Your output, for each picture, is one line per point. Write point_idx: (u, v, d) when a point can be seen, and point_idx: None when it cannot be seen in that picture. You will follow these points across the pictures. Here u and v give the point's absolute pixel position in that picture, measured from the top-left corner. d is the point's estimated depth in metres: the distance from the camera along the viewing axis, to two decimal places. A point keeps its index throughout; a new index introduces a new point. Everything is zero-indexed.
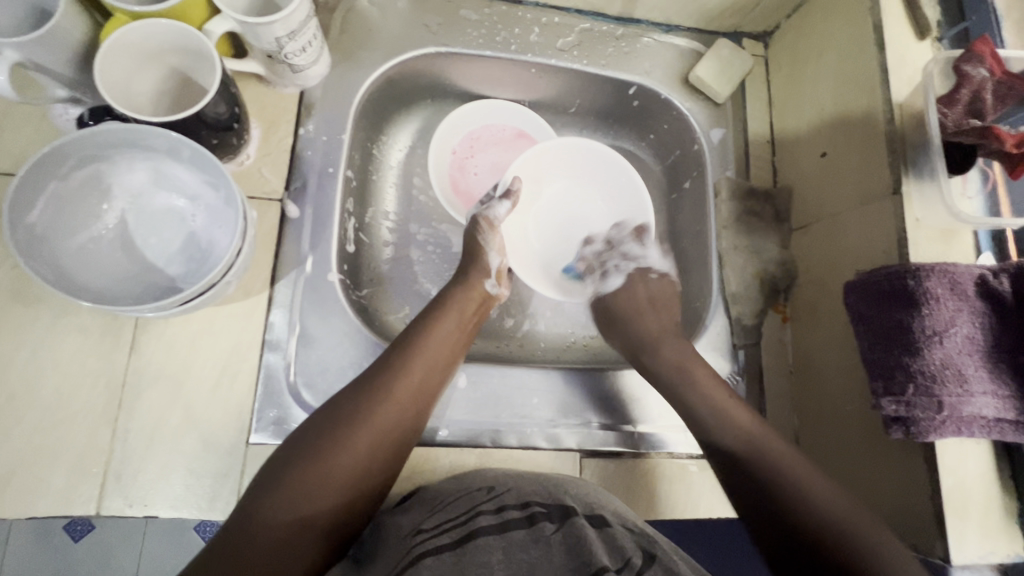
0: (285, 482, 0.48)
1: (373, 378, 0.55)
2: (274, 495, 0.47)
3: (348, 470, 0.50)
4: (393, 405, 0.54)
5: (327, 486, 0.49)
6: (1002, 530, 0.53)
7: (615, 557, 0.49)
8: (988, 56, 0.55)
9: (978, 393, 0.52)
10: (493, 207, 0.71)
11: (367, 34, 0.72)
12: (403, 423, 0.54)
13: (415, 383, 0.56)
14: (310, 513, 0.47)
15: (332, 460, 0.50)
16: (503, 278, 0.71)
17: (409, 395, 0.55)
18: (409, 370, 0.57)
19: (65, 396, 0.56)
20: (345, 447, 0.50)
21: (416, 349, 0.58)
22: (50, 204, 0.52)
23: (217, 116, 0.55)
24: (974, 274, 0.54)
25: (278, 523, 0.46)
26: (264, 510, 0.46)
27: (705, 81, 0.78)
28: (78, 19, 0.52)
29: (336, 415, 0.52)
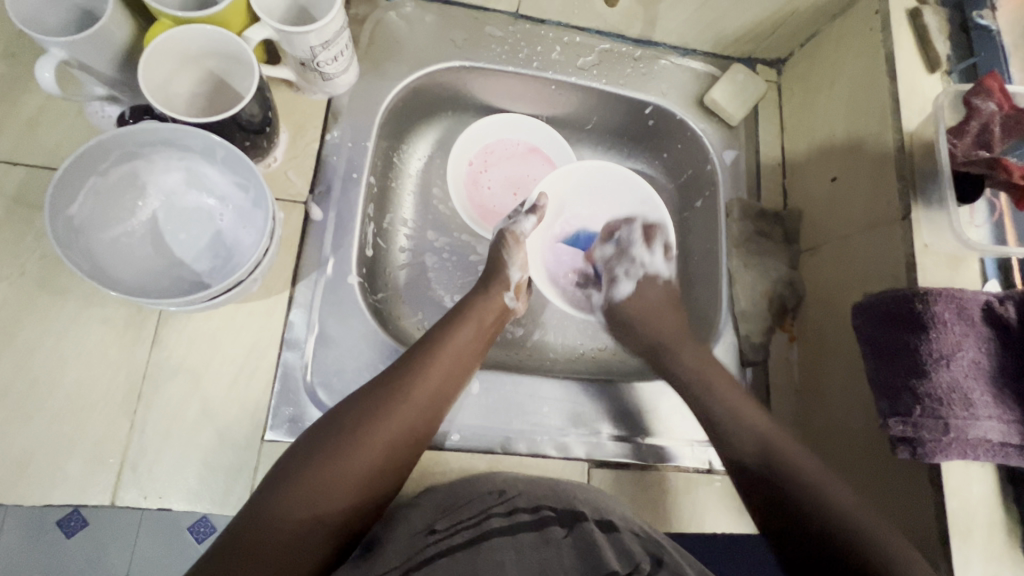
0: (301, 477, 0.49)
1: (391, 379, 0.56)
2: (289, 491, 0.48)
3: (364, 467, 0.51)
4: (411, 406, 0.55)
5: (345, 481, 0.50)
6: (1007, 554, 0.54)
7: (622, 560, 0.50)
8: (997, 91, 0.58)
9: (983, 417, 0.53)
10: (520, 222, 0.73)
11: (394, 47, 0.74)
12: (419, 425, 0.55)
13: (433, 387, 0.57)
14: (328, 507, 0.48)
15: (350, 457, 0.51)
16: (520, 292, 0.72)
17: (425, 398, 0.57)
18: (426, 373, 0.58)
19: (86, 385, 0.57)
20: (362, 445, 0.51)
21: (434, 353, 0.60)
22: (88, 198, 0.54)
23: (251, 119, 0.57)
24: (980, 300, 0.56)
25: (294, 516, 0.47)
26: (280, 502, 0.47)
27: (720, 104, 0.80)
28: (125, 21, 0.54)
29: (353, 413, 0.53)
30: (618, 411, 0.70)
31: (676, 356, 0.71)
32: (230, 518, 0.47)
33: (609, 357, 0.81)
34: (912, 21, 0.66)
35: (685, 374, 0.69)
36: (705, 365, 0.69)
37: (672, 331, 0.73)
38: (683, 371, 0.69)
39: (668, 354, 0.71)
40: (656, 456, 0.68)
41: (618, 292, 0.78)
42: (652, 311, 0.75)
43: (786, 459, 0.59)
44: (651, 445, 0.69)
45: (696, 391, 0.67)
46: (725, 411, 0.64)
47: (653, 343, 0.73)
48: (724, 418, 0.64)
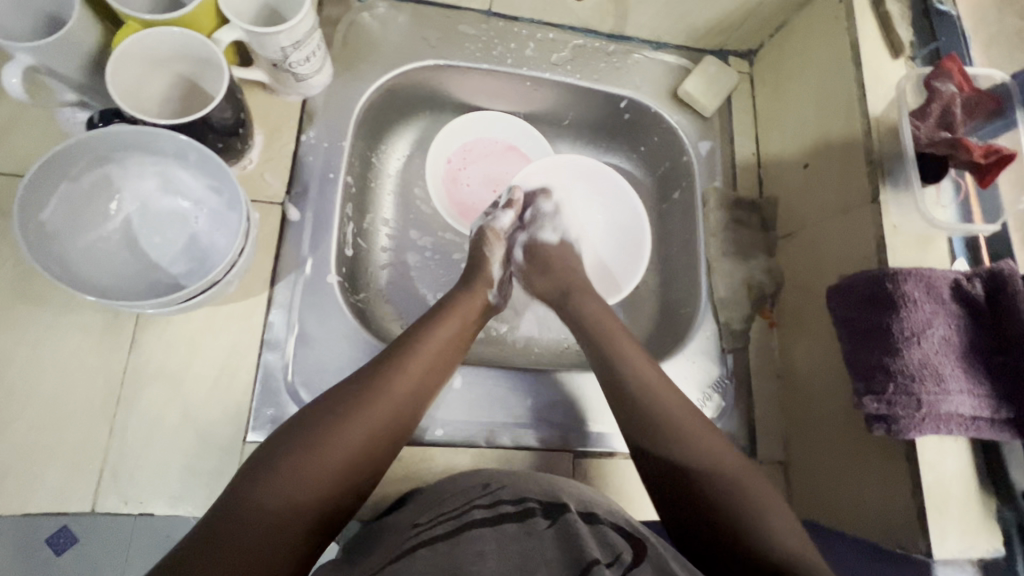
0: (280, 472, 0.48)
1: (371, 375, 0.56)
2: (264, 491, 0.47)
3: (343, 462, 0.51)
4: (390, 400, 0.55)
5: (324, 476, 0.49)
6: (982, 526, 0.55)
7: (606, 551, 0.49)
8: (955, 73, 0.59)
9: (954, 391, 0.54)
10: (497, 217, 0.76)
11: (368, 47, 0.75)
12: (398, 420, 0.55)
13: (413, 382, 0.57)
14: (306, 502, 0.48)
15: (329, 451, 0.50)
16: (503, 290, 0.73)
17: (404, 392, 0.57)
18: (407, 369, 0.58)
19: (63, 392, 0.57)
20: (342, 440, 0.51)
21: (415, 348, 0.60)
22: (62, 204, 0.54)
23: (223, 121, 0.57)
24: (948, 278, 0.57)
25: (271, 511, 0.46)
26: (257, 498, 0.46)
27: (694, 96, 0.81)
28: (93, 27, 0.54)
29: (333, 408, 0.53)
30: (600, 402, 0.70)
31: (576, 306, 0.71)
32: (201, 520, 0.46)
33: None
34: (876, 8, 0.67)
35: (638, 398, 0.60)
36: (658, 388, 0.60)
37: (605, 322, 0.68)
38: (632, 390, 0.60)
39: (630, 371, 0.62)
40: None
41: (544, 236, 0.79)
42: (543, 258, 0.76)
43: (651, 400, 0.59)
44: None
45: (649, 409, 0.58)
46: (675, 432, 0.56)
47: (572, 318, 0.70)
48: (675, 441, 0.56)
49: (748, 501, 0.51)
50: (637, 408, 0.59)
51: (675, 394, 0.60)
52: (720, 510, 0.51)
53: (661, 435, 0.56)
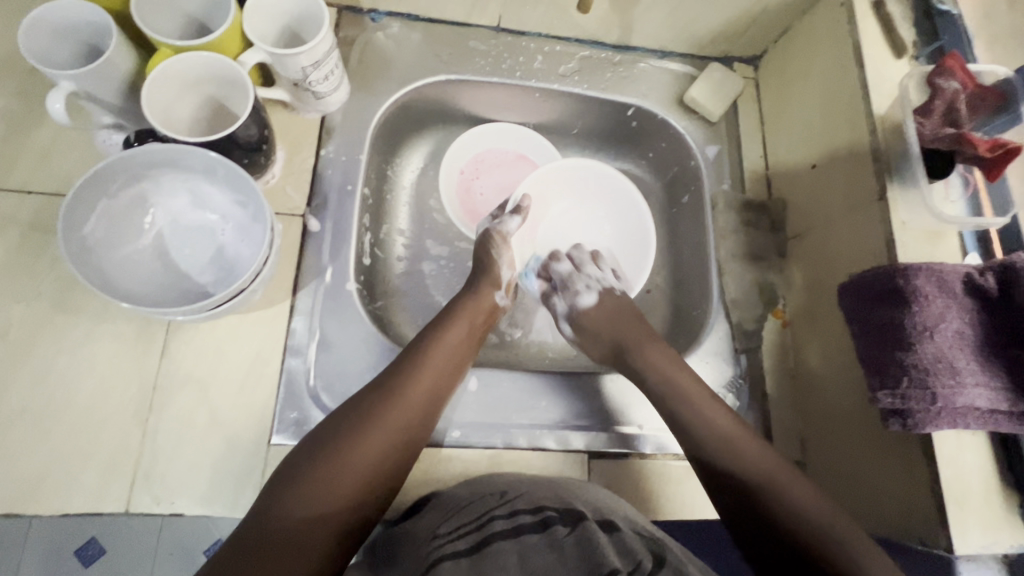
0: (312, 476, 0.50)
1: (390, 380, 0.58)
2: (288, 501, 0.49)
3: (369, 465, 0.53)
4: (409, 405, 0.57)
5: (351, 479, 0.51)
6: (1005, 521, 0.54)
7: (626, 561, 0.50)
8: (959, 70, 0.60)
9: (970, 385, 0.54)
10: (505, 222, 0.76)
11: (383, 65, 0.78)
12: (413, 427, 0.57)
13: (428, 387, 0.59)
14: (337, 505, 0.50)
15: (353, 457, 0.52)
16: (511, 291, 0.74)
17: (421, 394, 0.59)
18: (422, 375, 0.60)
19: (99, 398, 0.60)
20: (365, 444, 0.53)
21: (431, 353, 0.62)
22: (101, 220, 0.57)
23: (248, 138, 0.60)
24: (960, 272, 0.57)
25: (303, 515, 0.48)
26: (290, 502, 0.49)
27: (699, 101, 0.83)
28: (129, 53, 0.58)
29: (358, 414, 0.55)
30: (614, 404, 0.71)
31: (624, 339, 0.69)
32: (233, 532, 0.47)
33: None
34: (877, 10, 0.68)
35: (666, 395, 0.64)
36: (681, 376, 0.65)
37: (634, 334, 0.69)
38: (660, 387, 0.65)
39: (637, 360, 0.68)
40: (655, 445, 0.70)
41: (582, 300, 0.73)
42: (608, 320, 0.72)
43: (692, 407, 0.62)
44: (648, 435, 0.70)
45: (682, 413, 0.62)
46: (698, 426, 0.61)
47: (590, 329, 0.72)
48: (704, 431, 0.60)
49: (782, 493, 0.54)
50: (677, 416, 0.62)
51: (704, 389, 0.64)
52: (767, 497, 0.54)
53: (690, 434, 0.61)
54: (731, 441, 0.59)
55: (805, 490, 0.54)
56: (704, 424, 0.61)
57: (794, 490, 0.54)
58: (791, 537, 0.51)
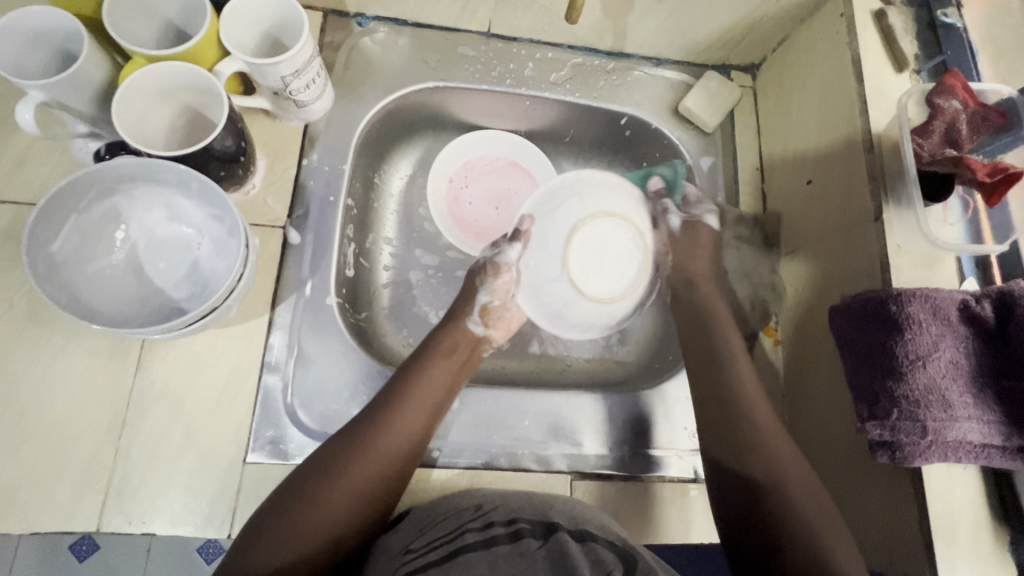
0: (285, 517, 0.50)
1: (366, 417, 0.57)
2: (265, 543, 0.48)
3: (342, 503, 0.52)
4: (385, 443, 0.55)
5: (320, 519, 0.51)
6: (994, 558, 0.53)
7: (596, 570, 0.48)
8: (960, 89, 0.58)
9: (962, 418, 0.52)
10: (504, 251, 0.72)
11: (369, 70, 0.76)
12: (394, 469, 0.55)
13: (410, 424, 0.58)
14: (311, 547, 0.50)
15: (326, 497, 0.52)
16: (489, 319, 0.71)
17: (405, 437, 0.57)
18: (399, 414, 0.58)
19: (72, 413, 0.59)
20: (337, 483, 0.52)
21: (411, 389, 0.60)
22: (72, 234, 0.56)
23: (225, 150, 0.59)
24: (956, 299, 0.55)
25: (276, 558, 0.48)
26: (265, 544, 0.48)
27: (694, 111, 0.80)
28: (101, 62, 0.57)
29: (332, 454, 0.54)
30: (601, 423, 0.70)
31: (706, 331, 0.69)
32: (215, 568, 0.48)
33: (597, 367, 0.80)
34: (878, 21, 0.66)
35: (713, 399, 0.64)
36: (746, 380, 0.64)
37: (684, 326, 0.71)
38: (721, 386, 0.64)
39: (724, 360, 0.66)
40: (641, 466, 0.68)
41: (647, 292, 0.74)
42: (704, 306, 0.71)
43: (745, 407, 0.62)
44: (634, 456, 0.69)
45: (737, 411, 0.62)
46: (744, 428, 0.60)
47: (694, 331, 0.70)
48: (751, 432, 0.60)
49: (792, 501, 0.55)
50: (730, 416, 0.62)
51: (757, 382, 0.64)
52: (774, 495, 0.56)
53: (737, 438, 0.60)
54: (762, 441, 0.59)
55: (807, 489, 0.56)
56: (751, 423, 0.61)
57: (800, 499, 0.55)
58: (782, 534, 0.53)
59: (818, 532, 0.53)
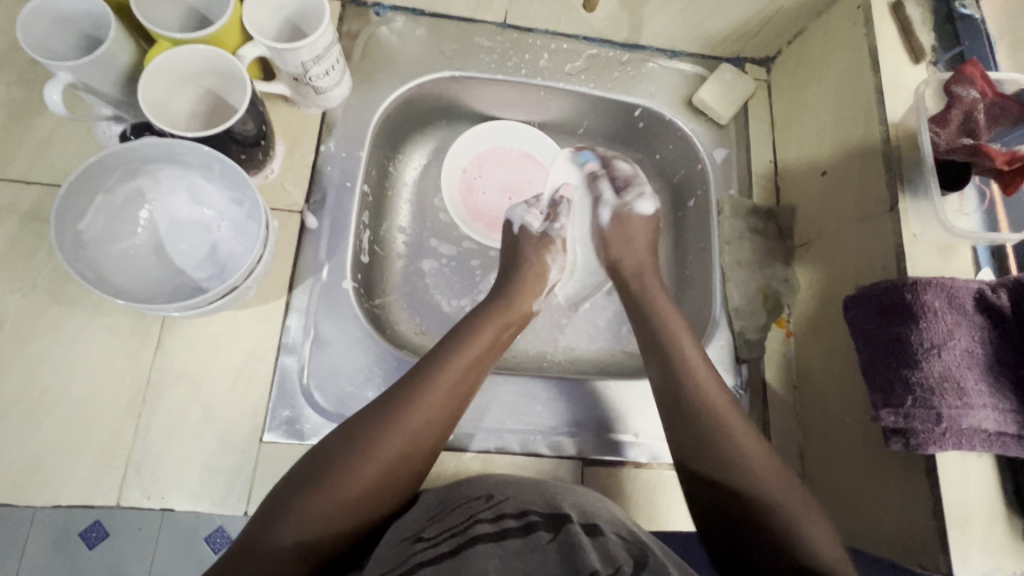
0: (313, 494, 0.49)
1: (398, 394, 0.56)
2: (283, 521, 0.48)
3: (371, 481, 0.51)
4: (417, 420, 0.54)
5: (344, 494, 0.50)
6: (1007, 548, 0.53)
7: (607, 564, 0.47)
8: (978, 78, 0.58)
9: (977, 406, 0.52)
10: (558, 220, 0.78)
11: (386, 59, 0.77)
12: (423, 437, 0.55)
13: (444, 399, 0.57)
14: (336, 520, 0.49)
15: (357, 474, 0.51)
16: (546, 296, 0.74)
17: (438, 403, 0.56)
18: (431, 390, 0.56)
19: (93, 390, 0.60)
20: (362, 460, 0.51)
21: (445, 365, 0.58)
22: (98, 215, 0.58)
23: (246, 134, 0.60)
24: (972, 288, 0.55)
25: (301, 532, 0.47)
26: (292, 518, 0.48)
27: (709, 103, 0.81)
28: (127, 44, 0.58)
29: (356, 431, 0.53)
30: (611, 411, 0.70)
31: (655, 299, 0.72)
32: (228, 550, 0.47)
33: (609, 357, 0.80)
34: (895, 13, 0.66)
35: (689, 397, 0.60)
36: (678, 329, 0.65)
37: (674, 324, 0.66)
38: (688, 390, 0.60)
39: (683, 366, 0.62)
40: (650, 453, 0.69)
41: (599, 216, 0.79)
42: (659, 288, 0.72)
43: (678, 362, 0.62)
44: (645, 443, 0.69)
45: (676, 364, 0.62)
46: (692, 387, 0.60)
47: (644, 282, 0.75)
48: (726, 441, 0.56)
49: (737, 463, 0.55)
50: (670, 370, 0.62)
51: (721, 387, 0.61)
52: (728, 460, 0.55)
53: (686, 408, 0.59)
54: (744, 447, 0.56)
55: (766, 452, 0.56)
56: (697, 376, 0.61)
57: (754, 464, 0.55)
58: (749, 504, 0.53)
59: (782, 499, 0.53)
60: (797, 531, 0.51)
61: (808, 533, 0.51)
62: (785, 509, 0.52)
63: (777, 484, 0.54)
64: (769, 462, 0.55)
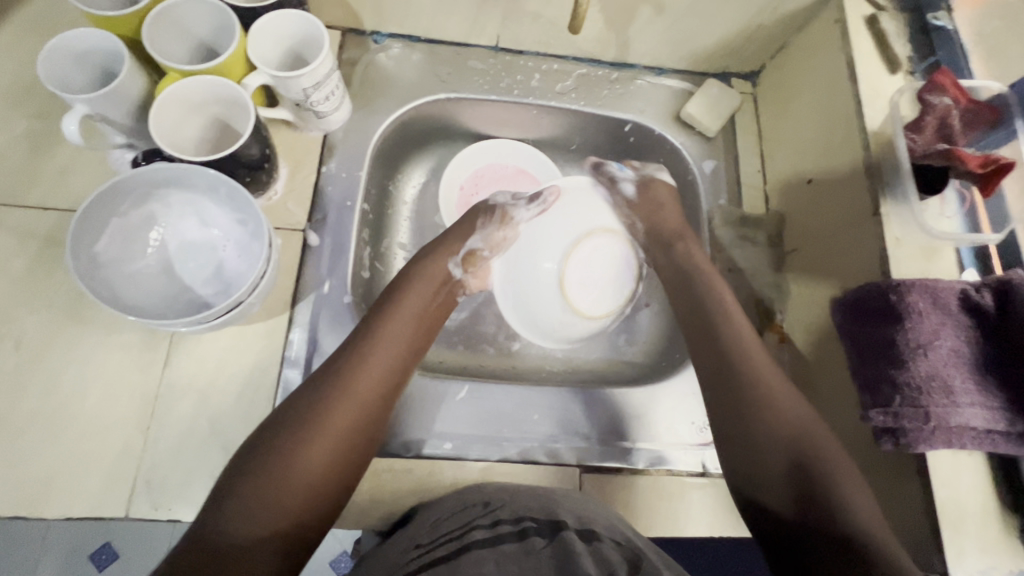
0: (262, 475, 0.49)
1: (331, 372, 0.56)
2: (234, 512, 0.47)
3: (324, 456, 0.51)
4: (360, 391, 0.56)
5: (297, 479, 0.50)
6: (1003, 546, 0.53)
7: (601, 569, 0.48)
8: (950, 86, 0.60)
9: (965, 404, 0.53)
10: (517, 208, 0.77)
11: (384, 84, 0.81)
12: (367, 414, 0.56)
13: (385, 368, 0.59)
14: (290, 505, 0.49)
15: (299, 455, 0.50)
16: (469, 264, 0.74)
17: (377, 377, 0.58)
18: (372, 360, 0.58)
19: (105, 405, 0.62)
20: (314, 437, 0.52)
21: (377, 334, 0.60)
22: (114, 237, 0.61)
23: (250, 156, 0.63)
24: (956, 289, 0.56)
25: (252, 520, 0.47)
26: (240, 505, 0.47)
27: (696, 116, 0.83)
28: (139, 77, 0.61)
29: (304, 408, 0.53)
30: (608, 418, 0.71)
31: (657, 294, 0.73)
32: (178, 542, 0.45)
33: (606, 366, 0.82)
34: (871, 26, 0.69)
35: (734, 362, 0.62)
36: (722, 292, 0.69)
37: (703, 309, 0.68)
38: (727, 352, 0.63)
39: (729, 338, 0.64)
40: (649, 459, 0.70)
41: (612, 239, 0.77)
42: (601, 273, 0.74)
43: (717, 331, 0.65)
44: (643, 448, 0.70)
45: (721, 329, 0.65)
46: (729, 351, 0.63)
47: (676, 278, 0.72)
48: (765, 422, 0.57)
49: (767, 423, 0.57)
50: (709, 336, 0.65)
51: (774, 370, 0.62)
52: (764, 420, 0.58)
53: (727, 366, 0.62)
54: (775, 405, 0.58)
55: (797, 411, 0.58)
56: (735, 336, 0.64)
57: (788, 426, 0.57)
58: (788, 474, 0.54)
59: (827, 467, 0.54)
60: (837, 495, 0.52)
61: (846, 503, 0.51)
62: (824, 474, 0.53)
63: (812, 445, 0.55)
64: (816, 435, 0.56)
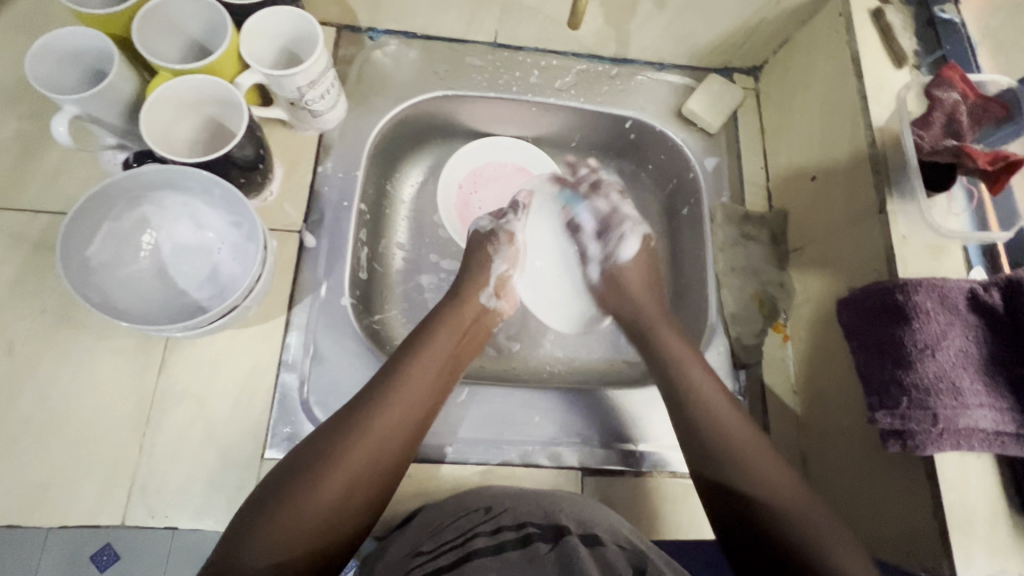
0: (284, 503, 0.50)
1: (358, 405, 0.56)
2: (257, 541, 0.48)
3: (349, 484, 0.52)
4: (391, 421, 0.56)
5: (316, 508, 0.50)
6: (1012, 549, 0.52)
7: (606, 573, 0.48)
8: (958, 81, 0.59)
9: (974, 405, 0.52)
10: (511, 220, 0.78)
11: (380, 81, 0.79)
12: (396, 443, 0.56)
13: (418, 398, 0.59)
14: (313, 534, 0.49)
15: (323, 485, 0.51)
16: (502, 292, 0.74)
17: (407, 406, 0.57)
18: (403, 390, 0.58)
19: (100, 411, 0.61)
20: (341, 466, 0.52)
21: (411, 363, 0.60)
22: (106, 241, 0.60)
23: (244, 157, 0.61)
24: (964, 288, 0.55)
25: (274, 550, 0.48)
26: (263, 535, 0.48)
27: (698, 113, 0.82)
28: (130, 77, 0.60)
29: (330, 437, 0.54)
30: (610, 420, 0.70)
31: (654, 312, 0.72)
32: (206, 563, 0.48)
33: (607, 366, 0.81)
34: (876, 20, 0.67)
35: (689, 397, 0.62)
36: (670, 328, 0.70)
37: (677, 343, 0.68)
38: (685, 387, 0.63)
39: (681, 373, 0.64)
40: (652, 462, 0.69)
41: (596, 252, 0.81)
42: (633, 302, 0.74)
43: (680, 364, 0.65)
44: (646, 451, 0.69)
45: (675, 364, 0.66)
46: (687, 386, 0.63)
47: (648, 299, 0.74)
48: (731, 461, 0.57)
49: (731, 460, 0.57)
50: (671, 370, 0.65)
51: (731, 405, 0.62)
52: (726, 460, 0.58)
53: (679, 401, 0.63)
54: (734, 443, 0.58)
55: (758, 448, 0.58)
56: (691, 373, 0.64)
57: (752, 464, 0.57)
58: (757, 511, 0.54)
59: (787, 503, 0.54)
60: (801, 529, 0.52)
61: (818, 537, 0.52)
62: (792, 511, 0.54)
63: (774, 481, 0.56)
64: (777, 470, 0.56)
